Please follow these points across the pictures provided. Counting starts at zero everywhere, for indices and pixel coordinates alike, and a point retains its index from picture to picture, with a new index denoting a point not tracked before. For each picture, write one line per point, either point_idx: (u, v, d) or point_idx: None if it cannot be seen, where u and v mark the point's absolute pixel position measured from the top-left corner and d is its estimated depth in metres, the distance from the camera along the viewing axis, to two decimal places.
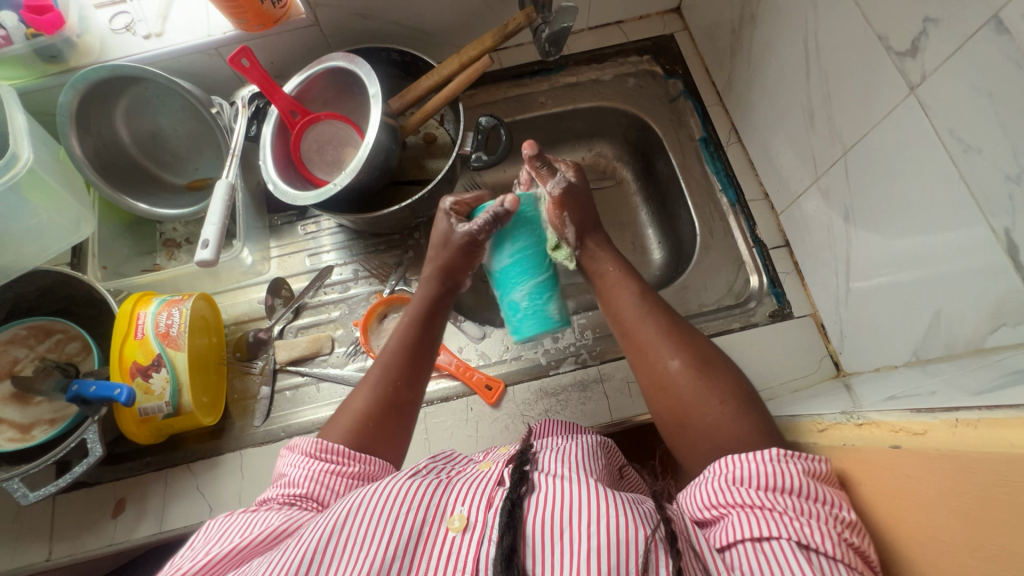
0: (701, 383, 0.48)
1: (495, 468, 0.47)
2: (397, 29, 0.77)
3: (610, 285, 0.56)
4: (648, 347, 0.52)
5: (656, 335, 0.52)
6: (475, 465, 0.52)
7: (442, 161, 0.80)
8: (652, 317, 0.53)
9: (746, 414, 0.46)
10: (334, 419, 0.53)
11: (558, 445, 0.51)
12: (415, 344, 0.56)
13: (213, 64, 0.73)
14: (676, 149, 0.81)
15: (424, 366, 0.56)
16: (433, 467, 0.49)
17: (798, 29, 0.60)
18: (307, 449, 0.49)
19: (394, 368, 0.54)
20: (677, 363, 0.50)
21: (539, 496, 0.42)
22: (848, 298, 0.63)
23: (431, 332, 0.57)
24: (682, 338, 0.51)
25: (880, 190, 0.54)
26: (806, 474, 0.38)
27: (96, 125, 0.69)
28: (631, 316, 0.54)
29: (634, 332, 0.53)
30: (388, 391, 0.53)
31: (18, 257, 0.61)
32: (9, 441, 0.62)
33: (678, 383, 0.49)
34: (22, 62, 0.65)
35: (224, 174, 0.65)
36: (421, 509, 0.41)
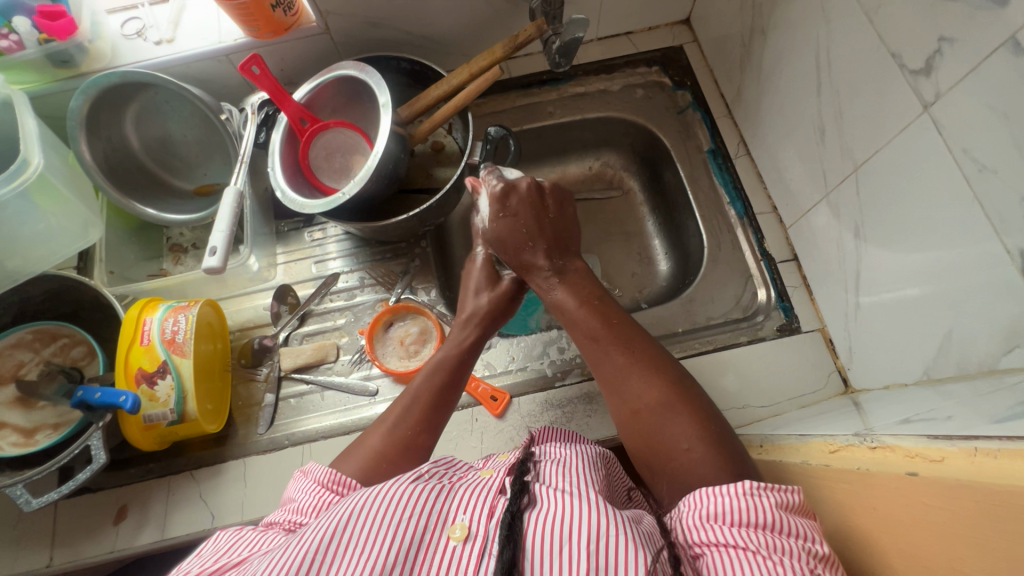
0: (670, 423, 0.48)
1: (496, 476, 0.47)
2: (408, 38, 0.77)
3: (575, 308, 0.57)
4: (618, 382, 0.52)
5: (625, 370, 0.52)
6: (475, 472, 0.51)
7: (450, 170, 0.80)
8: (620, 352, 0.53)
9: (717, 456, 0.45)
10: (347, 453, 0.53)
11: (559, 454, 0.50)
12: (444, 383, 0.57)
13: (223, 71, 0.73)
14: (684, 160, 0.81)
15: (442, 408, 0.56)
16: (437, 470, 0.48)
17: (810, 44, 0.60)
18: (320, 478, 0.48)
19: (421, 407, 0.55)
20: (646, 400, 0.49)
21: (538, 511, 0.41)
22: (857, 315, 0.62)
23: (464, 373, 0.59)
24: (653, 373, 0.51)
25: (891, 208, 0.53)
26: (776, 507, 0.38)
27: (106, 129, 0.69)
28: (600, 351, 0.54)
29: (604, 366, 0.53)
30: (406, 433, 0.53)
31: (25, 261, 0.61)
32: (13, 446, 0.62)
33: (647, 420, 0.49)
34: (33, 66, 0.66)
35: (233, 182, 0.65)
36: (422, 516, 0.41)
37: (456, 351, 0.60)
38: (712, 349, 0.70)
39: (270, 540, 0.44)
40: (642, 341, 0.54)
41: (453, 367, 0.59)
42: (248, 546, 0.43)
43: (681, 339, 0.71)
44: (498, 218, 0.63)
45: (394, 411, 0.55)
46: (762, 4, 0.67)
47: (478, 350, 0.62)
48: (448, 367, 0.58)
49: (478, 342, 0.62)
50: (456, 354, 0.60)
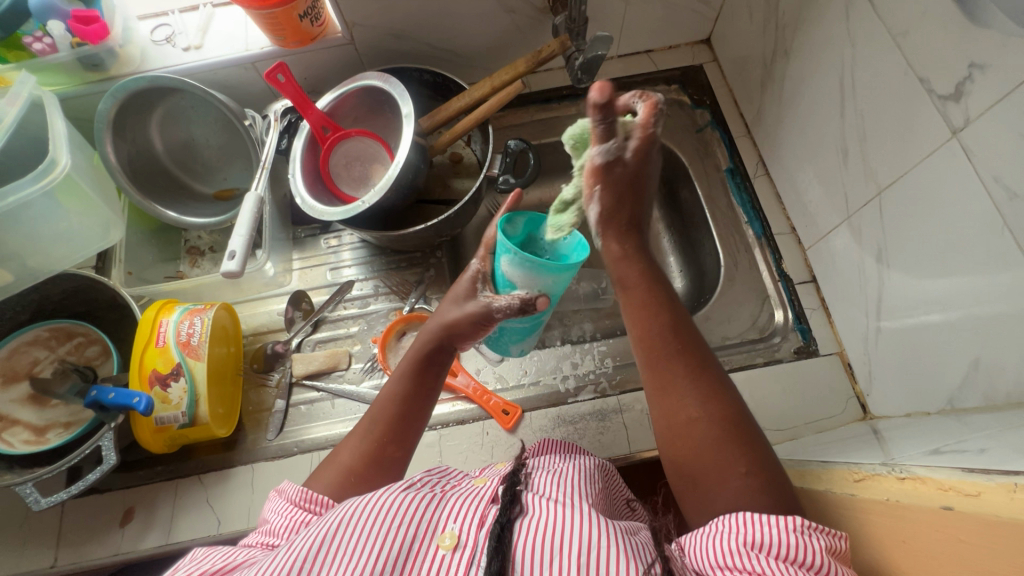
0: (727, 445, 0.43)
1: (490, 485, 0.46)
2: (431, 50, 0.78)
3: (639, 304, 0.50)
4: (672, 388, 0.46)
5: (683, 377, 0.46)
6: (470, 481, 0.51)
7: (467, 181, 0.80)
8: (682, 358, 0.47)
9: (772, 490, 0.40)
10: (321, 470, 0.52)
11: (555, 467, 0.50)
12: (408, 397, 0.54)
13: (248, 78, 0.74)
14: (702, 178, 0.81)
15: (416, 418, 0.53)
16: (427, 481, 0.48)
17: (834, 66, 0.60)
18: (292, 497, 0.47)
19: (388, 423, 0.53)
20: (703, 412, 0.44)
21: (529, 522, 0.40)
22: (877, 340, 0.61)
23: (426, 385, 0.55)
24: (714, 387, 0.46)
25: (915, 233, 0.53)
26: (826, 552, 0.36)
27: (132, 132, 0.70)
28: (657, 351, 0.48)
29: (658, 366, 0.47)
30: (374, 446, 0.52)
31: (46, 259, 0.62)
32: (24, 443, 0.62)
33: (699, 434, 0.44)
34: (65, 69, 0.67)
35: (254, 187, 0.66)
36: (412, 524, 0.40)
37: (416, 359, 0.55)
38: (729, 369, 0.68)
39: (247, 554, 0.44)
40: (699, 348, 0.48)
41: (414, 376, 0.54)
42: (224, 560, 0.42)
43: None
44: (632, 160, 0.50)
45: (363, 427, 0.53)
46: (786, 26, 0.67)
47: (440, 359, 0.56)
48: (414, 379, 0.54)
49: (439, 351, 0.56)
50: (418, 361, 0.55)
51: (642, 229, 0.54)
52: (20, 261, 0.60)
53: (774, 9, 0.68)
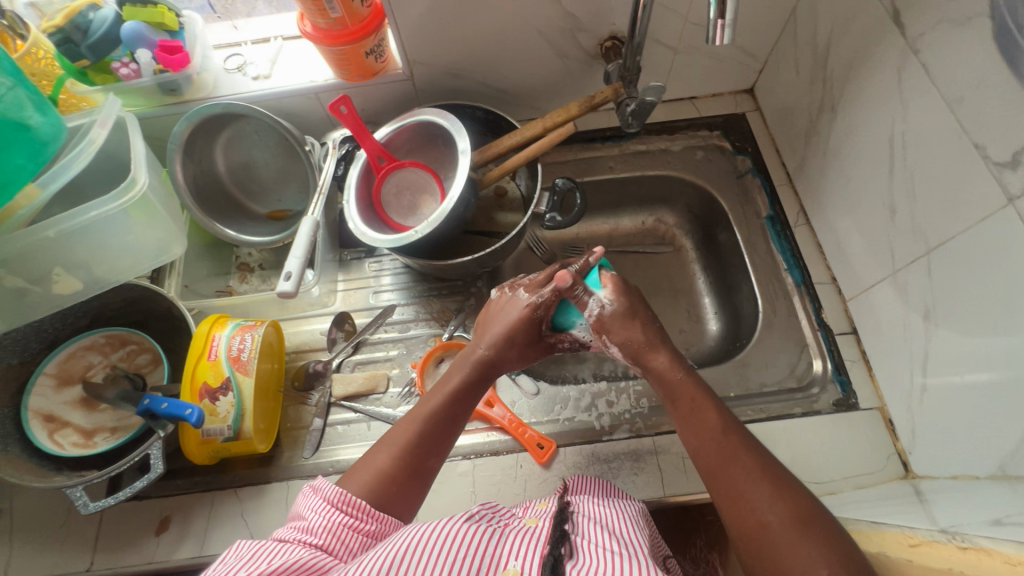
0: (806, 545, 0.43)
1: (543, 524, 0.48)
2: (484, 89, 0.81)
3: (689, 410, 0.54)
4: (742, 494, 0.48)
5: (754, 480, 0.48)
6: (520, 520, 0.52)
7: (510, 215, 0.83)
8: (749, 461, 0.50)
9: None
10: (354, 468, 0.53)
11: (601, 514, 0.50)
12: (448, 411, 0.57)
13: (310, 107, 0.78)
14: (742, 223, 0.82)
15: (452, 432, 0.57)
16: (484, 515, 0.50)
17: (883, 126, 0.61)
18: (329, 497, 0.48)
19: (425, 431, 0.55)
20: (777, 515, 0.46)
21: (580, 564, 0.41)
22: (922, 398, 0.61)
23: (465, 404, 0.58)
24: (786, 489, 0.48)
25: (967, 293, 0.53)
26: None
27: (199, 154, 0.74)
28: (721, 457, 0.51)
29: (724, 471, 0.50)
30: (416, 455, 0.54)
31: (113, 269, 0.65)
32: (73, 446, 0.64)
33: (775, 535, 0.45)
34: (144, 92, 0.72)
35: (311, 211, 0.69)
36: (475, 557, 0.41)
37: (465, 379, 0.59)
38: (766, 417, 0.68)
39: (293, 552, 0.43)
40: (767, 455, 0.51)
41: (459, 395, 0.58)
42: (270, 558, 0.41)
43: (732, 404, 0.70)
44: (619, 297, 0.59)
45: (402, 431, 0.55)
46: (833, 83, 0.69)
47: (482, 383, 0.60)
48: (460, 396, 0.58)
49: (484, 375, 0.60)
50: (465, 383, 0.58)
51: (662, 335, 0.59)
52: (87, 269, 0.63)
53: (822, 66, 0.70)
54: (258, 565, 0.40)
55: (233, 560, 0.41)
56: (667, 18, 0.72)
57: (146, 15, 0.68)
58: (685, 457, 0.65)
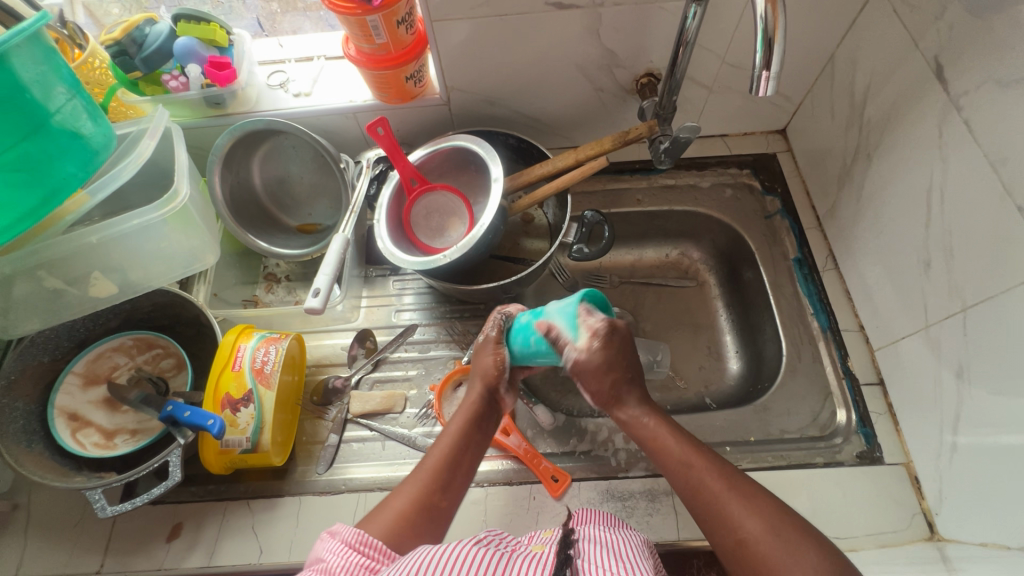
0: (786, 551, 0.45)
1: (549, 551, 0.48)
2: (518, 116, 0.82)
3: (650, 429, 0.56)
4: (717, 506, 0.49)
5: (722, 498, 0.49)
6: (526, 547, 0.52)
7: (536, 241, 0.84)
8: (715, 479, 0.51)
9: None
10: (372, 514, 0.52)
11: (606, 538, 0.50)
12: (461, 448, 0.56)
13: (347, 126, 0.80)
14: (769, 264, 0.81)
15: (463, 470, 0.56)
16: (492, 539, 0.50)
17: (921, 179, 0.61)
18: (347, 539, 0.47)
19: (439, 471, 0.55)
20: (749, 529, 0.47)
21: None
22: (952, 456, 0.59)
23: (475, 438, 0.58)
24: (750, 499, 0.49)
25: (1004, 354, 0.52)
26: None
27: (237, 166, 0.76)
28: (692, 483, 0.52)
29: (697, 497, 0.51)
30: (424, 493, 0.53)
31: (147, 274, 0.66)
32: (93, 446, 0.65)
33: (756, 546, 0.46)
34: (191, 104, 0.74)
35: (342, 229, 0.70)
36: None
37: (470, 414, 0.59)
38: (786, 465, 0.67)
39: None
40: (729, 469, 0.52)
41: (467, 431, 0.58)
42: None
43: (752, 449, 0.68)
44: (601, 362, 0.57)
45: (416, 475, 0.55)
46: (870, 131, 0.69)
47: (489, 415, 0.60)
48: (468, 433, 0.58)
49: (488, 405, 0.60)
50: (471, 416, 0.59)
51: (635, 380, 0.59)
52: (122, 273, 0.64)
53: (859, 113, 0.70)
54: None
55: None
56: (704, 58, 0.73)
57: (199, 32, 0.71)
58: None
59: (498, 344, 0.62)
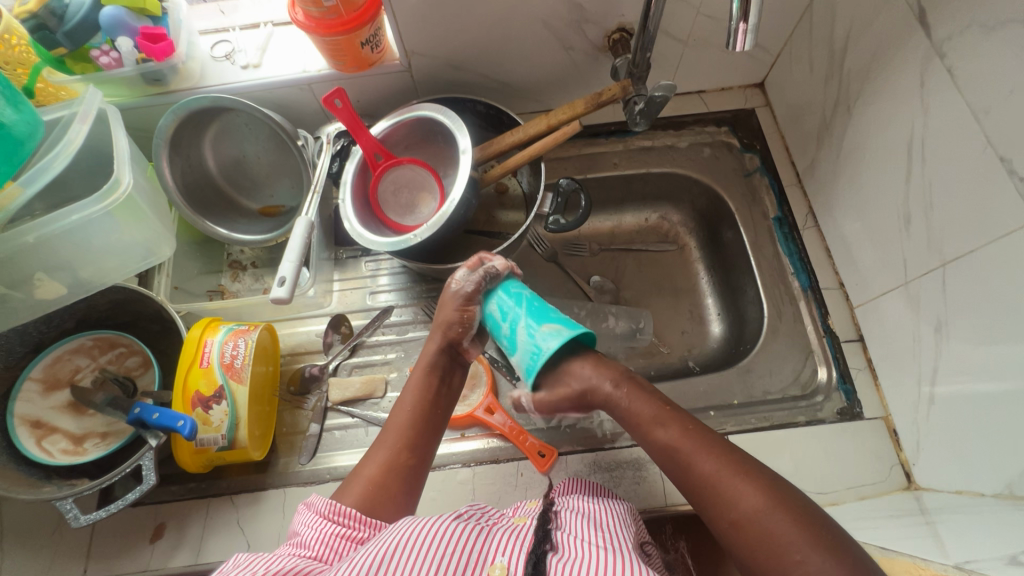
0: (782, 528, 0.42)
1: (529, 524, 0.47)
2: (486, 81, 0.78)
3: (651, 416, 0.53)
4: (715, 483, 0.47)
5: (715, 478, 0.47)
6: (509, 519, 0.51)
7: (512, 213, 0.81)
8: (706, 459, 0.48)
9: (839, 561, 0.39)
10: (346, 484, 0.52)
11: (589, 507, 0.50)
12: (423, 405, 0.57)
13: (303, 99, 0.75)
14: (749, 224, 0.80)
15: (432, 425, 0.57)
16: (473, 514, 0.49)
17: (902, 131, 0.59)
18: (321, 510, 0.47)
19: (403, 430, 0.55)
20: (744, 509, 0.44)
21: (562, 558, 0.41)
22: (929, 408, 0.60)
23: (436, 392, 0.59)
24: (746, 475, 0.46)
25: (983, 307, 0.52)
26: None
27: (187, 148, 0.71)
28: (683, 463, 0.49)
29: (691, 474, 0.48)
30: (394, 453, 0.53)
31: (99, 271, 0.62)
32: (62, 453, 0.62)
33: (754, 530, 0.43)
34: (127, 83, 0.68)
35: (305, 212, 0.66)
36: (461, 552, 0.40)
37: (429, 370, 0.60)
38: (769, 426, 0.67)
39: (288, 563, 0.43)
40: (724, 446, 0.49)
41: (426, 387, 0.58)
42: (262, 567, 0.42)
43: (735, 412, 0.69)
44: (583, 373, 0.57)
45: (382, 438, 0.55)
46: (849, 83, 0.66)
47: (449, 369, 0.61)
48: (428, 388, 0.58)
49: (447, 360, 0.61)
50: (429, 373, 0.59)
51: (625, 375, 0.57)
52: (72, 272, 0.60)
53: (838, 63, 0.67)
54: (251, 569, 0.41)
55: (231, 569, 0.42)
56: (678, 9, 0.69)
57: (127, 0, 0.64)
58: None
59: (468, 301, 0.60)
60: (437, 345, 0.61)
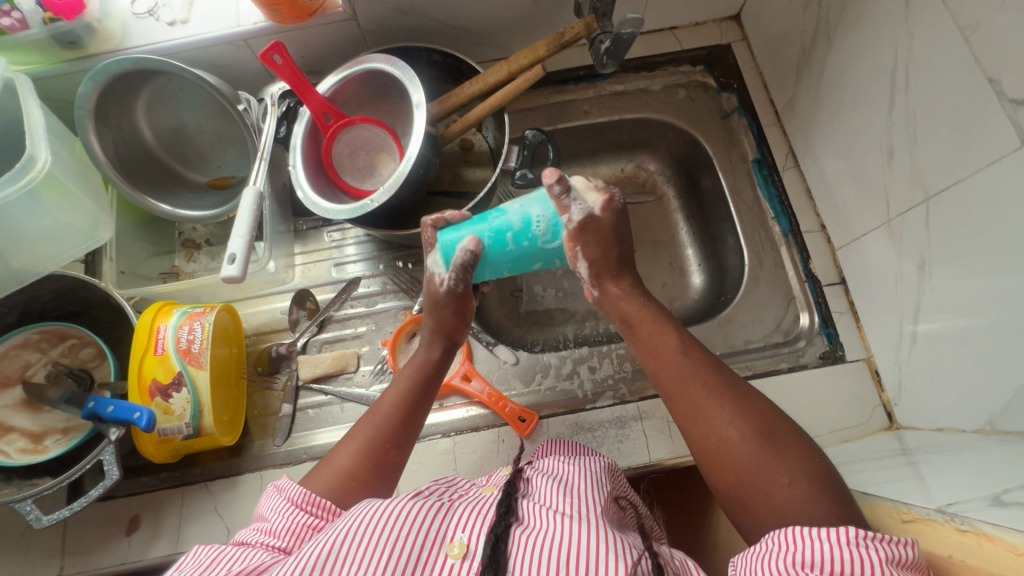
0: (769, 455, 0.42)
1: (494, 495, 0.46)
2: (441, 27, 0.71)
3: (650, 335, 0.51)
4: (703, 410, 0.46)
5: (709, 398, 0.46)
6: (476, 490, 0.50)
7: (478, 171, 0.77)
8: (705, 380, 0.47)
9: (821, 495, 0.40)
10: (317, 469, 0.50)
11: (559, 469, 0.49)
12: (410, 400, 0.54)
13: (241, 57, 0.68)
14: (727, 169, 0.76)
15: (415, 422, 0.54)
16: (435, 490, 0.48)
17: (886, 57, 0.56)
18: (293, 498, 0.45)
19: (386, 425, 0.52)
20: (734, 431, 0.44)
21: (525, 533, 0.40)
22: (911, 347, 0.59)
23: (423, 391, 0.55)
24: (738, 400, 0.46)
25: (967, 241, 0.49)
26: (887, 563, 0.33)
27: (117, 119, 0.65)
28: (674, 385, 0.48)
29: (682, 398, 0.47)
30: (373, 449, 0.50)
31: (32, 259, 0.58)
32: (20, 452, 0.59)
33: (744, 452, 0.43)
34: (38, 47, 0.62)
35: (252, 181, 0.61)
36: (418, 534, 0.40)
37: (419, 366, 0.57)
38: (752, 374, 0.66)
39: (256, 557, 0.41)
40: (720, 371, 0.48)
41: (415, 384, 0.55)
42: (224, 564, 0.40)
43: None
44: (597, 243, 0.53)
45: (362, 427, 0.52)
46: (830, 7, 0.61)
47: (440, 365, 0.58)
48: (415, 385, 0.55)
49: (441, 354, 0.58)
50: (419, 371, 0.56)
51: (625, 262, 0.56)
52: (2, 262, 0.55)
53: None
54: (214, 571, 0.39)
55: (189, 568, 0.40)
56: None
57: None
58: (669, 420, 0.63)
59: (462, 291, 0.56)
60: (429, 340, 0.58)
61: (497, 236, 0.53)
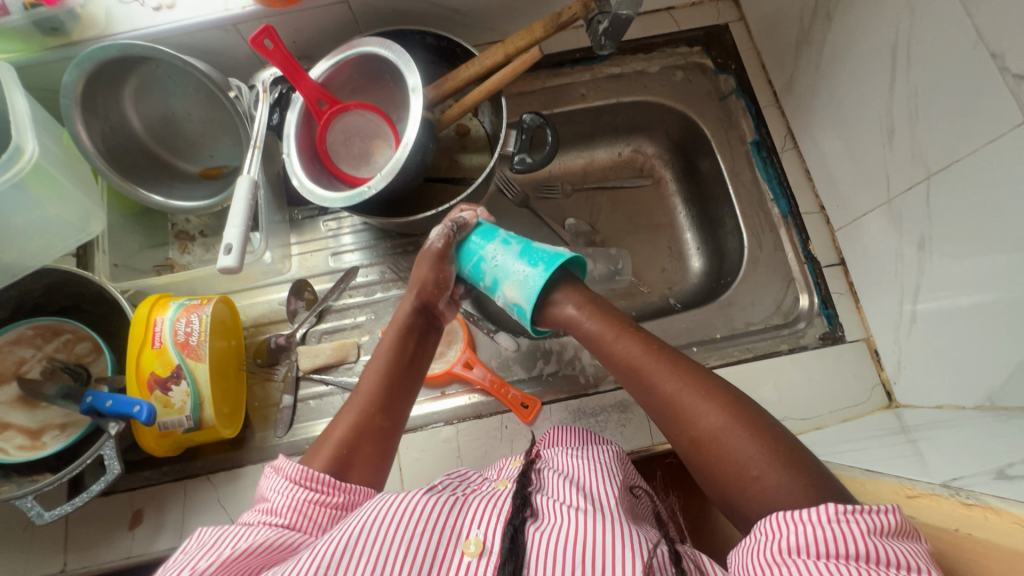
0: (738, 443, 0.42)
1: (508, 488, 0.46)
2: (434, 9, 0.70)
3: (614, 343, 0.51)
4: (675, 409, 0.46)
5: (678, 395, 0.46)
6: (490, 484, 0.50)
7: (475, 157, 0.76)
8: (671, 379, 0.47)
9: (793, 474, 0.39)
10: (315, 447, 0.50)
11: (569, 462, 0.49)
12: (397, 368, 0.54)
13: (230, 42, 0.67)
14: (725, 151, 0.76)
15: (407, 390, 0.54)
16: (448, 484, 0.48)
17: (887, 34, 0.55)
18: (289, 475, 0.45)
19: (378, 393, 0.52)
20: (704, 427, 0.44)
21: (541, 528, 0.40)
22: (911, 326, 0.59)
23: (411, 355, 0.55)
24: (711, 394, 0.45)
25: (968, 219, 0.50)
26: (869, 534, 0.33)
27: (104, 108, 0.64)
28: (647, 388, 0.48)
29: (655, 398, 0.48)
30: (363, 418, 0.50)
31: (23, 253, 0.56)
32: (19, 449, 0.59)
33: (717, 447, 0.43)
34: (20, 34, 0.60)
35: (246, 169, 0.59)
36: (434, 531, 0.40)
37: (406, 330, 0.56)
38: (752, 357, 0.67)
39: (264, 535, 0.42)
40: (691, 367, 0.48)
41: (400, 350, 0.55)
42: (232, 543, 0.41)
43: (719, 346, 0.68)
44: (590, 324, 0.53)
45: (353, 400, 0.52)
46: None
47: (426, 329, 0.58)
48: (404, 354, 0.55)
49: (425, 320, 0.58)
50: (406, 333, 0.56)
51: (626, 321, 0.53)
52: None
53: None
54: (218, 552, 0.40)
55: (194, 549, 0.40)
56: None
57: None
58: None
59: (444, 261, 0.58)
60: (413, 302, 0.57)
61: (476, 272, 0.58)
